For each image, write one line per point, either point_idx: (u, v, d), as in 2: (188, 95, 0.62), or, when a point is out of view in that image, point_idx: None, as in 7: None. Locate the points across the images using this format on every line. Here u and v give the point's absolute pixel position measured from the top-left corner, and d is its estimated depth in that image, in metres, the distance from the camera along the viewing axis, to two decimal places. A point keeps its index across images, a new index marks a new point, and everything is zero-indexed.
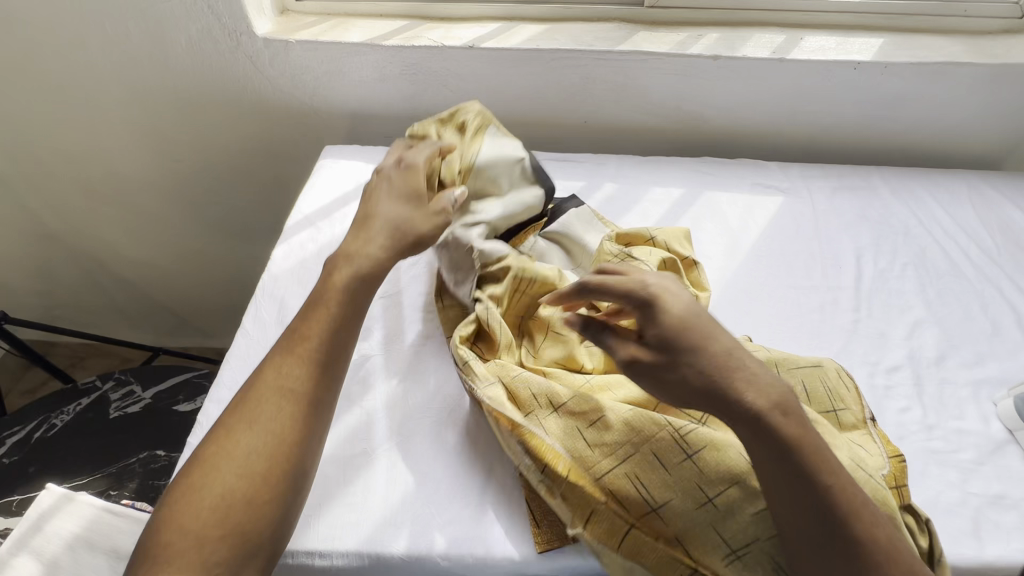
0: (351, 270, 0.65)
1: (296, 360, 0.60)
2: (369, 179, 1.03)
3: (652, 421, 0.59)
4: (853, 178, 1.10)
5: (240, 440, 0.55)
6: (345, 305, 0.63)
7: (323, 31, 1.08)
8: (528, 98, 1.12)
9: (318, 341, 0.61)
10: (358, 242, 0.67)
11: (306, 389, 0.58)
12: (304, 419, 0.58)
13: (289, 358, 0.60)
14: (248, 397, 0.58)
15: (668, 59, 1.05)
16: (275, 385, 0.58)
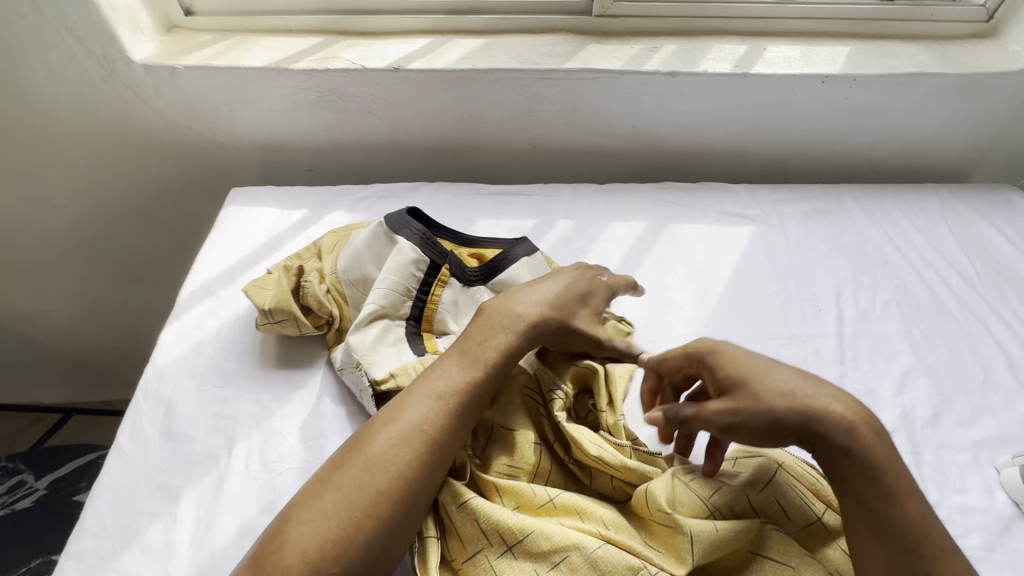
0: (507, 324, 0.61)
1: (440, 403, 0.54)
2: (283, 229, 0.87)
3: (626, 565, 0.49)
4: (824, 199, 1.01)
5: (357, 487, 0.48)
6: (498, 360, 0.58)
7: (217, 54, 0.91)
8: (467, 124, 0.98)
9: (466, 391, 0.55)
10: (511, 303, 0.63)
11: (441, 438, 0.52)
12: (425, 473, 0.51)
13: (434, 398, 0.54)
14: (381, 429, 0.52)
15: (622, 77, 0.93)
16: (412, 425, 0.52)
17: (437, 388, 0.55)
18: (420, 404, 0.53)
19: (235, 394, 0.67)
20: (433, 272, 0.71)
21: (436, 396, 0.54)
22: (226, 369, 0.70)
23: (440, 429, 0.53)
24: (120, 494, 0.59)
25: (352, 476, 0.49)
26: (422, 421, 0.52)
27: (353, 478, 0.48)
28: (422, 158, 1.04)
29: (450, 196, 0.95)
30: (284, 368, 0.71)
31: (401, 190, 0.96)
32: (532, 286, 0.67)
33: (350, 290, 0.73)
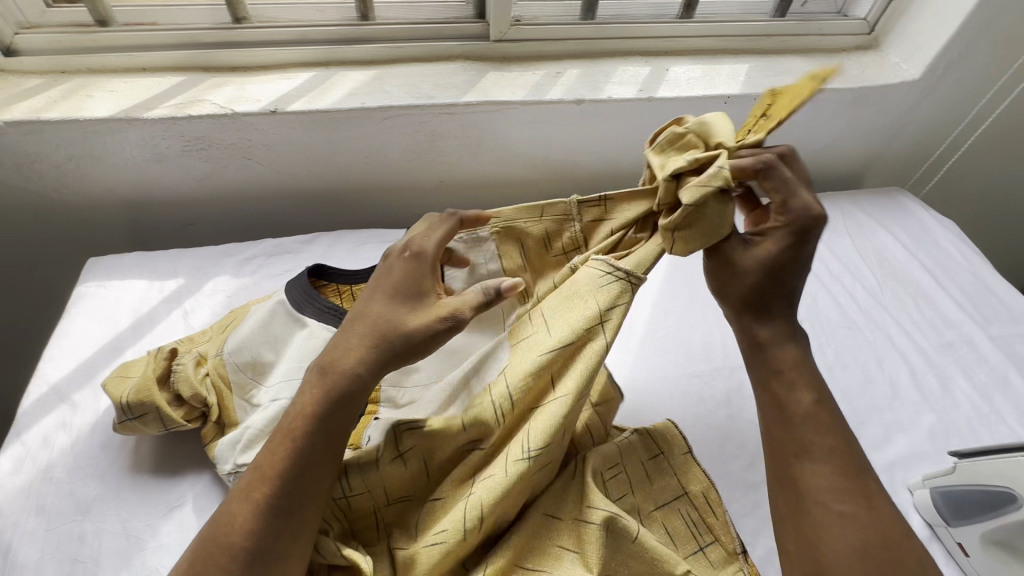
0: (326, 386, 0.50)
1: (249, 505, 0.46)
2: (153, 306, 0.76)
3: None
4: (737, 217, 1.02)
5: None
6: (313, 430, 0.49)
7: (49, 103, 0.77)
8: (364, 163, 0.90)
9: (276, 482, 0.47)
10: (336, 347, 0.52)
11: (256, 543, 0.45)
12: None
13: (244, 500, 0.47)
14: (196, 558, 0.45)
15: (525, 110, 0.88)
16: (223, 541, 0.45)
17: (249, 484, 0.47)
18: (233, 508, 0.47)
19: (95, 527, 0.57)
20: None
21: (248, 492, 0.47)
22: (84, 496, 0.59)
23: (254, 531, 0.45)
24: None
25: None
26: (233, 530, 0.46)
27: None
28: (319, 202, 0.94)
29: (352, 246, 0.87)
30: (159, 482, 0.60)
31: (296, 244, 0.86)
32: (358, 308, 0.55)
33: (236, 375, 0.62)
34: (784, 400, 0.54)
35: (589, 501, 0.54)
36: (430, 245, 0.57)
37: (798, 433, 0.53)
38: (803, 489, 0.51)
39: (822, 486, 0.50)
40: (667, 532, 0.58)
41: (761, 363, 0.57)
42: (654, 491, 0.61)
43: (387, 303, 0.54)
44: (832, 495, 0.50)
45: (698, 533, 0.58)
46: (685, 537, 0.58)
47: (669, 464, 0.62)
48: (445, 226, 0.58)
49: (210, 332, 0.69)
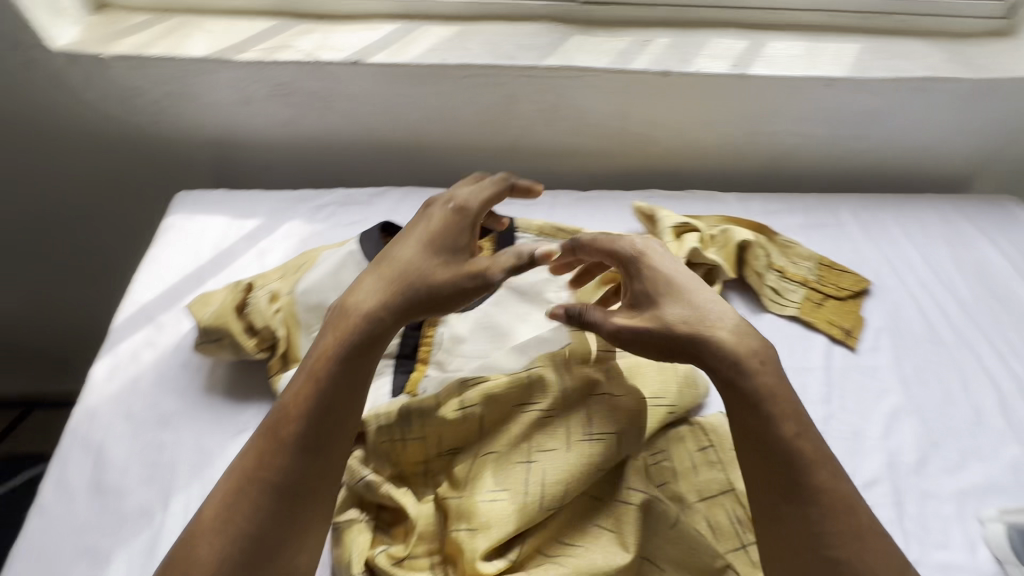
0: (345, 330, 0.52)
1: (270, 440, 0.49)
2: (232, 242, 0.80)
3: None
4: (821, 211, 0.95)
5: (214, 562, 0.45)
6: (332, 367, 0.50)
7: (154, 40, 0.81)
8: (437, 121, 0.90)
9: (296, 417, 0.49)
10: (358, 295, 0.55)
11: (277, 473, 0.47)
12: (270, 510, 0.46)
13: (266, 437, 0.49)
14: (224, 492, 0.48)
15: (606, 78, 0.85)
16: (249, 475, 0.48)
17: (272, 422, 0.50)
18: (257, 445, 0.49)
19: (173, 438, 0.62)
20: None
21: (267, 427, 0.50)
22: (164, 409, 0.64)
23: (274, 461, 0.48)
24: (40, 559, 0.54)
25: (205, 538, 0.46)
26: (255, 464, 0.48)
27: (197, 541, 0.46)
28: (390, 157, 0.96)
29: (419, 203, 0.88)
30: (230, 406, 0.65)
31: (366, 196, 0.88)
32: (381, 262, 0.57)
33: (305, 314, 0.66)
34: (761, 454, 0.49)
35: (625, 483, 0.55)
36: (474, 203, 0.61)
37: (782, 477, 0.48)
38: (782, 537, 0.47)
39: (817, 532, 0.46)
40: (708, 525, 0.57)
41: (734, 405, 0.50)
42: (699, 483, 0.60)
43: (410, 253, 0.57)
44: (828, 540, 0.46)
45: (741, 531, 0.57)
46: (728, 533, 0.57)
47: (715, 457, 0.61)
48: (491, 188, 0.62)
49: (279, 271, 0.72)
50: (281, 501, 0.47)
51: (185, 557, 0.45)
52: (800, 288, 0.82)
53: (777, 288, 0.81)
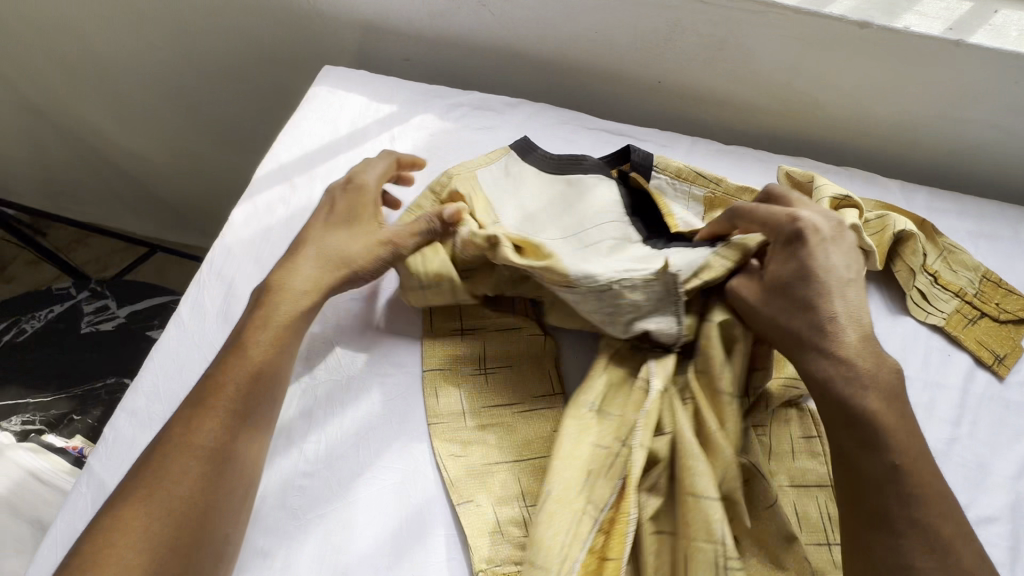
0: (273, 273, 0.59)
1: (242, 375, 0.52)
2: (369, 123, 0.81)
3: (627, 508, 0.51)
4: (1000, 222, 0.82)
5: (181, 474, 0.47)
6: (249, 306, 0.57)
7: None
8: (589, 39, 0.85)
9: (261, 358, 0.54)
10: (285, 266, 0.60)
11: (243, 404, 0.51)
12: (238, 438, 0.50)
13: (235, 372, 0.53)
14: (189, 415, 0.50)
15: (792, 19, 0.75)
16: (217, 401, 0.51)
17: (242, 357, 0.53)
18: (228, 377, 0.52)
19: None
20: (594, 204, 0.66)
21: (275, 339, 0.55)
22: None
23: (244, 392, 0.52)
24: (174, 363, 0.60)
25: (206, 423, 0.50)
26: (227, 393, 0.51)
27: (198, 423, 0.50)
28: (529, 70, 0.92)
29: (552, 122, 0.84)
30: None
31: (501, 105, 0.86)
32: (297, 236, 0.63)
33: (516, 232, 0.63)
34: (868, 461, 0.47)
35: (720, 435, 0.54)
36: (379, 171, 0.68)
37: (884, 493, 0.46)
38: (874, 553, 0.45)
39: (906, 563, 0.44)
40: (796, 511, 0.55)
41: (834, 412, 0.49)
42: (796, 469, 0.57)
43: (329, 228, 0.63)
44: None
45: (830, 528, 0.54)
46: (814, 525, 0.55)
47: (820, 449, 0.58)
48: (381, 163, 0.69)
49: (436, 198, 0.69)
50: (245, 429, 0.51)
51: (188, 437, 0.49)
52: (955, 299, 0.73)
53: (926, 293, 0.72)
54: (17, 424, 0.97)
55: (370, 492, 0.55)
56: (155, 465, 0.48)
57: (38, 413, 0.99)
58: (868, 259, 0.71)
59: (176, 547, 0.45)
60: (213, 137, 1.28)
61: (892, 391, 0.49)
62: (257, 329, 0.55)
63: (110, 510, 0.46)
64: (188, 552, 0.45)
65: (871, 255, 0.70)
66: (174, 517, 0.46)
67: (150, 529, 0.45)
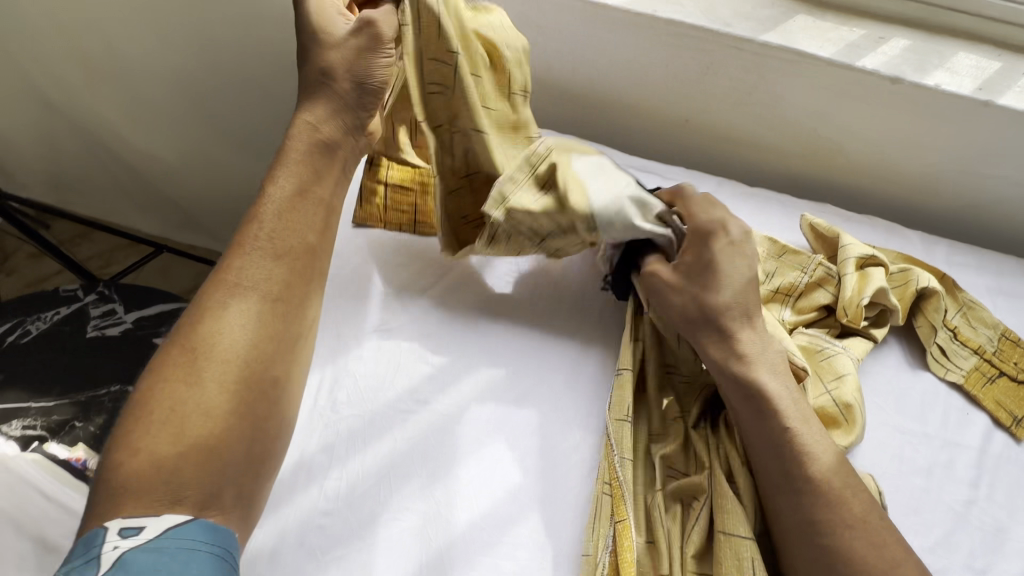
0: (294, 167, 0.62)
1: (266, 254, 0.57)
2: None
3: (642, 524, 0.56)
4: (1019, 279, 0.83)
5: (225, 353, 0.52)
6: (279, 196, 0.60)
7: None
8: (621, 75, 0.85)
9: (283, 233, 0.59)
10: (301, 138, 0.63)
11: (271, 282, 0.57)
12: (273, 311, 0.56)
13: (260, 254, 0.57)
14: (218, 296, 0.55)
15: (823, 70, 0.76)
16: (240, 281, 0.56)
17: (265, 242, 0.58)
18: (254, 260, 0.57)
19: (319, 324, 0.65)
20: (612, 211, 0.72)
21: (300, 193, 0.61)
22: None
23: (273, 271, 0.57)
24: None
25: (248, 272, 0.56)
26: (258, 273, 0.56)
27: (237, 275, 0.56)
28: (555, 102, 0.92)
29: None
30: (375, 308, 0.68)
31: None
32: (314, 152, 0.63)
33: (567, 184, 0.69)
34: (760, 446, 0.56)
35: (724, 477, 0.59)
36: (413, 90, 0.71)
37: (779, 465, 0.55)
38: (788, 513, 0.54)
39: (807, 516, 0.53)
40: None
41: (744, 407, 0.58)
42: None
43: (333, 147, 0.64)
44: (819, 524, 0.52)
45: None
46: None
47: None
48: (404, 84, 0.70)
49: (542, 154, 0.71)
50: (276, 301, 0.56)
51: (229, 283, 0.55)
52: (973, 356, 0.73)
53: (946, 349, 0.73)
54: (17, 429, 0.96)
55: (390, 535, 0.55)
56: (201, 312, 0.54)
57: (40, 418, 0.99)
58: (891, 316, 0.73)
59: (235, 385, 0.52)
60: (230, 143, 1.28)
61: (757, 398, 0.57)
62: (276, 215, 0.59)
63: (166, 356, 0.52)
64: (248, 385, 0.53)
65: (894, 313, 0.72)
66: (229, 362, 0.52)
67: (209, 370, 0.51)
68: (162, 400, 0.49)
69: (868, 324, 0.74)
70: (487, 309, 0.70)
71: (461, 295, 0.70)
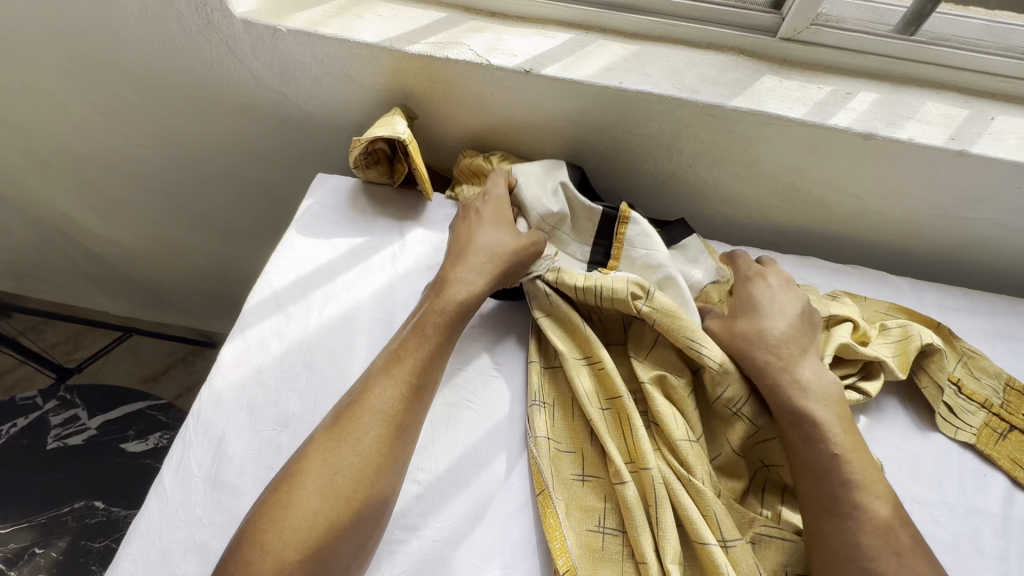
0: (449, 296, 0.63)
1: (393, 379, 0.56)
2: (367, 239, 0.77)
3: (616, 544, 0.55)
4: (1012, 320, 0.81)
5: (335, 472, 0.50)
6: (440, 325, 0.61)
7: (325, 18, 0.78)
8: (594, 143, 0.83)
9: (412, 362, 0.58)
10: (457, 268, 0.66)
11: (398, 409, 0.55)
12: (392, 441, 0.53)
13: (389, 376, 0.56)
14: (348, 411, 0.54)
15: (796, 130, 0.75)
16: (372, 403, 0.54)
17: (393, 364, 0.57)
18: (386, 383, 0.56)
19: (291, 443, 0.60)
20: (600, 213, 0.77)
21: (444, 325, 0.61)
22: (285, 408, 0.62)
23: (396, 401, 0.55)
24: (155, 544, 0.53)
25: (381, 393, 0.55)
26: (384, 398, 0.55)
27: (380, 391, 0.55)
28: None
29: None
30: None
31: None
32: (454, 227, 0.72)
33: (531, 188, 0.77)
34: (811, 486, 0.55)
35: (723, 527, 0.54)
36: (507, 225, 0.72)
37: (824, 489, 0.54)
38: (835, 542, 0.51)
39: (854, 543, 0.50)
40: None
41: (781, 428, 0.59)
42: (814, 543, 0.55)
43: (491, 233, 0.70)
44: (865, 552, 0.50)
45: None
46: None
47: None
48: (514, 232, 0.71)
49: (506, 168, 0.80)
50: (395, 432, 0.54)
51: (370, 397, 0.54)
52: (982, 411, 0.70)
53: (952, 406, 0.70)
54: None
55: None
56: (341, 423, 0.53)
57: None
58: (880, 364, 0.69)
59: (354, 503, 0.49)
60: (195, 224, 1.23)
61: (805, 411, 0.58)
62: (413, 334, 0.60)
63: (301, 457, 0.51)
64: (359, 516, 0.49)
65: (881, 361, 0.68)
66: (346, 479, 0.50)
67: (326, 493, 0.49)
68: (268, 512, 0.48)
69: (859, 378, 0.69)
70: (477, 410, 0.64)
71: (447, 398, 0.64)
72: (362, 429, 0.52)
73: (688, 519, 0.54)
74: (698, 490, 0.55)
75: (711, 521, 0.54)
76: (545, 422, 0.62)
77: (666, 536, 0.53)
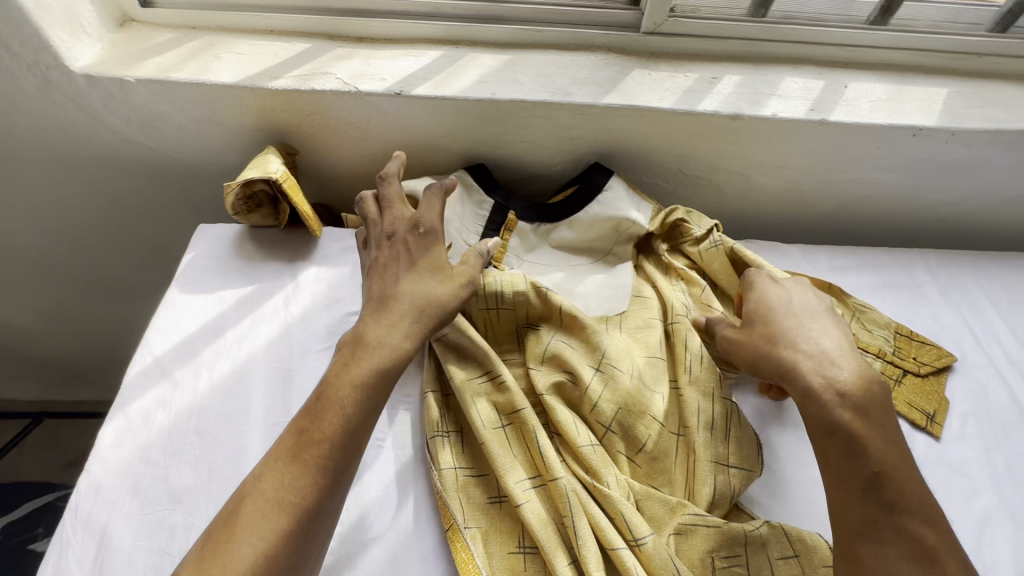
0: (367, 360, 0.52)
1: (295, 468, 0.48)
2: (256, 286, 0.73)
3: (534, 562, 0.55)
4: (895, 269, 0.86)
5: None
6: (359, 396, 0.51)
7: (178, 63, 0.74)
8: (483, 155, 0.83)
9: (322, 444, 0.49)
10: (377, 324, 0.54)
11: (299, 505, 0.47)
12: (293, 542, 0.46)
13: (291, 465, 0.48)
14: (236, 512, 0.46)
15: (669, 119, 0.77)
16: (269, 500, 0.46)
17: (295, 450, 0.49)
18: (284, 472, 0.48)
19: (185, 521, 0.55)
20: (500, 213, 0.76)
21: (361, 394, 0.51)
22: (176, 483, 0.58)
23: (298, 494, 0.47)
24: None
25: (279, 484, 0.47)
26: (284, 491, 0.47)
27: (276, 483, 0.47)
28: None
29: None
30: None
31: None
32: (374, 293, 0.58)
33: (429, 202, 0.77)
34: (844, 505, 0.51)
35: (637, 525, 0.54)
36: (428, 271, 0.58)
37: (861, 508, 0.50)
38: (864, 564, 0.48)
39: (889, 566, 0.47)
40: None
41: (827, 428, 0.53)
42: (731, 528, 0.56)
43: (417, 279, 0.57)
44: (890, 519, 0.49)
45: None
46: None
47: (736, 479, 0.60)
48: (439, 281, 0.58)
49: None
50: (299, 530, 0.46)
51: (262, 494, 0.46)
52: (877, 361, 0.74)
53: None
54: None
55: None
56: (230, 524, 0.45)
57: None
58: None
59: None
60: (88, 292, 1.14)
61: (876, 399, 0.53)
62: (321, 408, 0.50)
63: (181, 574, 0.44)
64: None
65: None
66: None
67: None
68: None
69: None
70: (387, 448, 0.61)
71: None
72: (251, 537, 0.45)
73: (598, 526, 0.54)
74: (605, 493, 0.56)
75: (621, 525, 0.55)
76: (449, 451, 0.60)
77: (582, 545, 0.53)
